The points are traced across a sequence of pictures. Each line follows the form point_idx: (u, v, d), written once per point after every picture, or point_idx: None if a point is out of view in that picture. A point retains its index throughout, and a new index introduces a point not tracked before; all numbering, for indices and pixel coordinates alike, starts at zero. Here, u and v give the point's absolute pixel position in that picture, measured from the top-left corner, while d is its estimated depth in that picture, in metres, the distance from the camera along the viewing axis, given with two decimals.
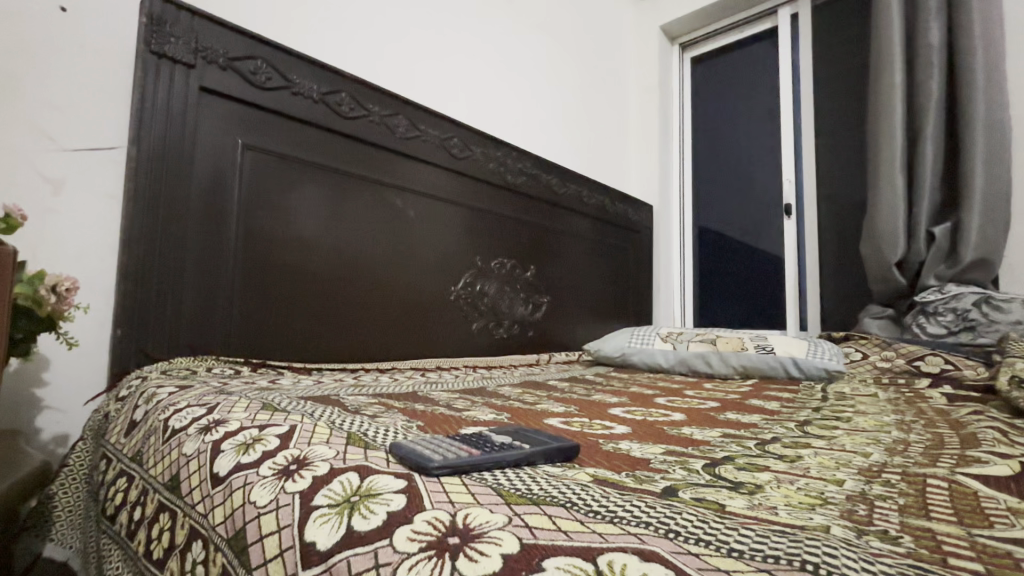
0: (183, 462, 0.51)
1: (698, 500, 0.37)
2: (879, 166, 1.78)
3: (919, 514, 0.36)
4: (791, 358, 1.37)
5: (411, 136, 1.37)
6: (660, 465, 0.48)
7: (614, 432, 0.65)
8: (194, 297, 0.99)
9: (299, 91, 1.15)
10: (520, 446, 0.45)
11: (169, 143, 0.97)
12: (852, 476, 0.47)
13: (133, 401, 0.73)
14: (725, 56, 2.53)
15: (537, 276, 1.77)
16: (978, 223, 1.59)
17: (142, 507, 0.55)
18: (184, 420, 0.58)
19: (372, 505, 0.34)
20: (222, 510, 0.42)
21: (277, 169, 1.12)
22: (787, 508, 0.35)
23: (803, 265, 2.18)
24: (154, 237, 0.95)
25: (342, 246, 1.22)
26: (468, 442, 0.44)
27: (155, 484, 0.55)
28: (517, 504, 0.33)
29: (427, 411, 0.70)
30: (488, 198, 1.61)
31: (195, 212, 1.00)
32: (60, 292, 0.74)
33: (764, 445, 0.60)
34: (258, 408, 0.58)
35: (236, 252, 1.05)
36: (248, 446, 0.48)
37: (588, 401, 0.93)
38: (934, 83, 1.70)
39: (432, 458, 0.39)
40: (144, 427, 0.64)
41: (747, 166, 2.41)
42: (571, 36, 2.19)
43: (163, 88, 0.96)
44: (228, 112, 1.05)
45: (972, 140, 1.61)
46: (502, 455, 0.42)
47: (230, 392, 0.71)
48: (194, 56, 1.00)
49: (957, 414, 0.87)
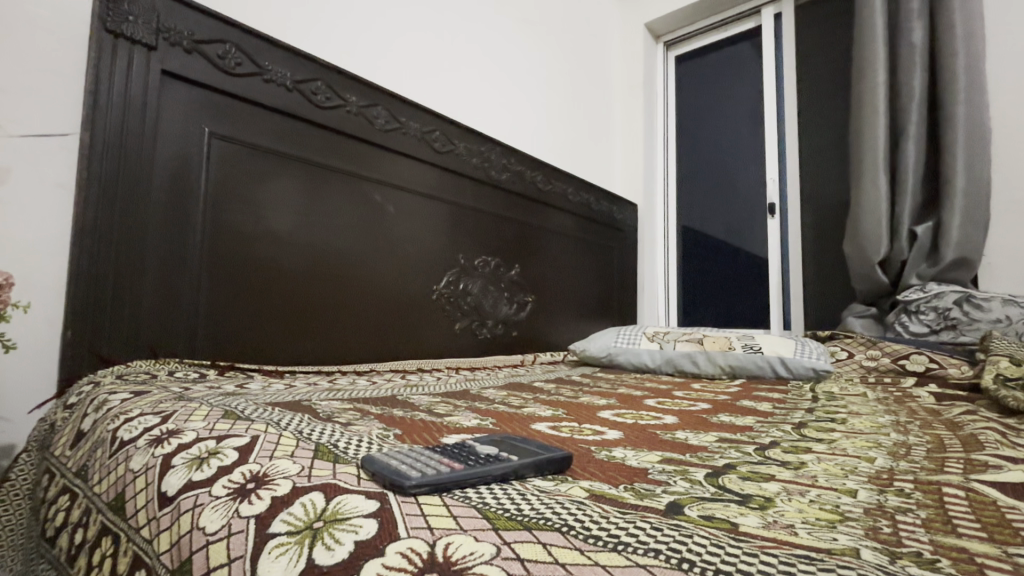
0: (130, 479, 0.46)
1: (708, 519, 0.33)
2: (862, 165, 1.78)
3: (947, 530, 0.33)
4: (779, 357, 1.35)
5: (391, 128, 1.32)
6: (659, 477, 0.44)
7: (605, 437, 0.61)
8: (155, 295, 0.92)
9: (271, 78, 1.09)
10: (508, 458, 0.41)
11: (127, 129, 0.90)
12: (863, 485, 0.43)
13: (83, 409, 0.67)
14: (709, 55, 2.53)
15: (522, 274, 1.73)
16: (959, 223, 1.60)
17: (85, 530, 0.49)
18: (135, 430, 0.52)
19: (339, 533, 0.29)
20: (168, 536, 0.37)
21: (246, 160, 1.05)
22: (806, 527, 0.32)
23: (786, 264, 2.18)
24: (110, 231, 0.88)
25: (316, 242, 1.16)
26: (450, 455, 0.40)
27: (99, 504, 0.49)
28: (506, 531, 0.29)
29: (406, 418, 0.65)
30: (472, 194, 1.57)
31: (156, 205, 0.93)
32: None
33: (764, 450, 0.56)
34: (218, 417, 0.53)
35: (202, 248, 0.98)
36: (202, 461, 0.42)
37: (576, 404, 0.89)
38: (917, 83, 1.71)
39: (409, 475, 0.35)
40: (90, 439, 0.58)
41: (730, 165, 2.41)
42: (556, 31, 2.15)
43: (121, 70, 0.89)
44: (193, 98, 0.98)
45: (954, 140, 1.62)
46: (488, 470, 0.37)
47: (190, 397, 0.65)
48: (155, 37, 0.93)
49: (951, 415, 0.85)
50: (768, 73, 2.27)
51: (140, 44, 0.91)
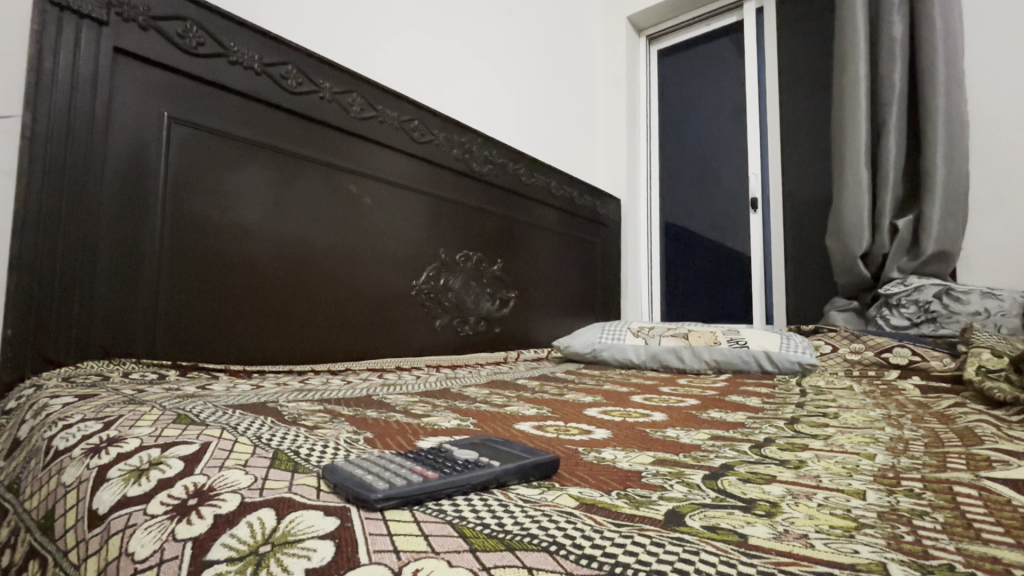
0: (61, 495, 0.40)
1: (712, 530, 0.29)
2: (844, 159, 1.79)
3: (971, 537, 0.30)
4: (764, 351, 1.34)
5: (367, 116, 1.26)
6: (654, 481, 0.40)
7: (593, 437, 0.57)
8: (111, 291, 0.86)
9: (237, 60, 1.03)
10: (488, 462, 0.37)
11: (75, 112, 0.83)
12: (869, 484, 0.41)
13: (21, 415, 0.61)
14: (691, 49, 2.52)
15: (504, 270, 1.69)
16: (939, 215, 1.61)
17: (13, 552, 0.44)
18: (72, 438, 0.46)
19: (287, 559, 0.25)
20: (96, 562, 0.32)
21: (211, 147, 0.99)
22: (822, 538, 0.29)
23: (768, 258, 2.18)
24: (57, 220, 0.81)
25: (288, 236, 1.10)
26: (425, 460, 0.36)
27: (29, 521, 0.44)
28: (486, 552, 0.25)
29: (379, 419, 0.60)
30: (453, 187, 1.52)
31: (109, 195, 0.87)
32: None
33: (759, 448, 0.53)
34: (168, 422, 0.48)
35: (162, 240, 0.92)
36: (142, 473, 0.37)
37: (561, 401, 0.85)
38: (898, 78, 1.71)
39: (377, 486, 0.31)
40: (26, 449, 0.52)
41: (713, 160, 2.40)
42: (538, 22, 2.12)
43: (68, 46, 0.83)
44: (150, 79, 0.92)
45: (934, 134, 1.63)
46: (467, 478, 0.34)
47: (143, 400, 0.59)
48: (106, 11, 0.86)
49: (940, 407, 0.84)
50: (750, 67, 2.26)
51: (89, 19, 0.84)
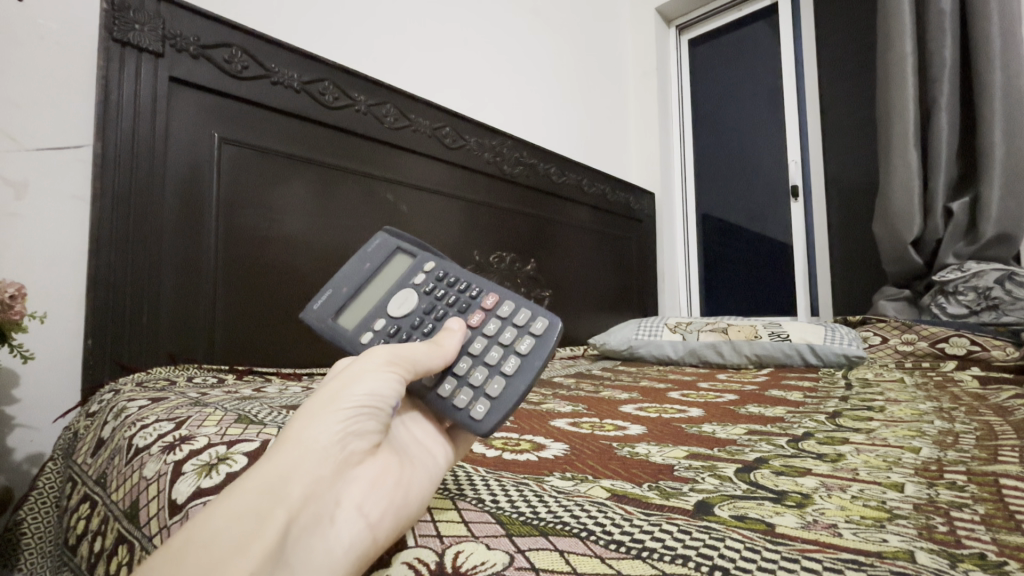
0: (143, 486, 0.45)
1: (739, 520, 0.30)
2: (891, 140, 1.70)
3: (1010, 527, 0.30)
4: (807, 344, 1.31)
5: (400, 125, 1.30)
6: (685, 473, 0.41)
7: (626, 432, 0.59)
8: (173, 302, 0.93)
9: (279, 80, 1.09)
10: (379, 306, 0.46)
11: (138, 139, 0.90)
12: (908, 477, 0.40)
13: (103, 416, 0.67)
14: (725, 35, 2.46)
15: (539, 270, 1.70)
16: (999, 194, 1.51)
17: (102, 539, 0.49)
18: (149, 436, 0.51)
19: None
20: None
21: (259, 165, 1.05)
22: (851, 528, 0.29)
23: (812, 247, 2.11)
24: (127, 239, 0.89)
25: (332, 243, 1.16)
26: (445, 320, 0.44)
27: (116, 512, 0.49)
28: (521, 537, 0.27)
29: None
30: (486, 190, 1.55)
31: (170, 213, 0.94)
32: (6, 299, 0.73)
33: (798, 442, 0.53)
34: (231, 422, 0.52)
35: (217, 253, 0.98)
36: (212, 467, 0.40)
37: (598, 398, 0.86)
38: (948, 51, 1.62)
39: (535, 324, 0.43)
40: (109, 447, 0.58)
41: (751, 148, 2.34)
42: (567, 23, 2.12)
43: (130, 78, 0.90)
44: (203, 104, 0.99)
45: (991, 107, 1.53)
46: (446, 268, 0.50)
47: (206, 402, 0.64)
48: (163, 44, 0.93)
49: (998, 398, 0.81)
50: (788, 51, 2.19)
51: (147, 52, 0.91)
